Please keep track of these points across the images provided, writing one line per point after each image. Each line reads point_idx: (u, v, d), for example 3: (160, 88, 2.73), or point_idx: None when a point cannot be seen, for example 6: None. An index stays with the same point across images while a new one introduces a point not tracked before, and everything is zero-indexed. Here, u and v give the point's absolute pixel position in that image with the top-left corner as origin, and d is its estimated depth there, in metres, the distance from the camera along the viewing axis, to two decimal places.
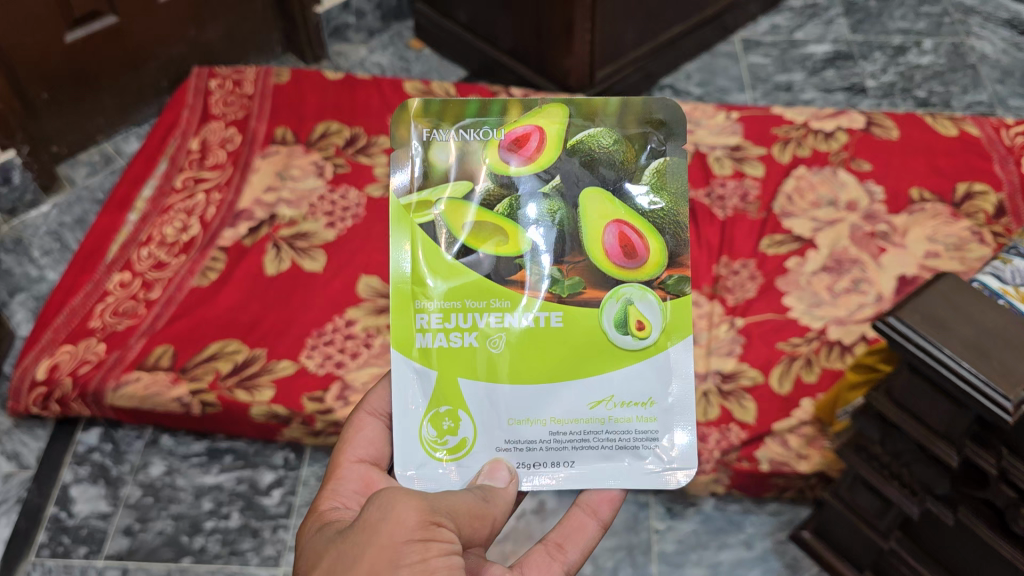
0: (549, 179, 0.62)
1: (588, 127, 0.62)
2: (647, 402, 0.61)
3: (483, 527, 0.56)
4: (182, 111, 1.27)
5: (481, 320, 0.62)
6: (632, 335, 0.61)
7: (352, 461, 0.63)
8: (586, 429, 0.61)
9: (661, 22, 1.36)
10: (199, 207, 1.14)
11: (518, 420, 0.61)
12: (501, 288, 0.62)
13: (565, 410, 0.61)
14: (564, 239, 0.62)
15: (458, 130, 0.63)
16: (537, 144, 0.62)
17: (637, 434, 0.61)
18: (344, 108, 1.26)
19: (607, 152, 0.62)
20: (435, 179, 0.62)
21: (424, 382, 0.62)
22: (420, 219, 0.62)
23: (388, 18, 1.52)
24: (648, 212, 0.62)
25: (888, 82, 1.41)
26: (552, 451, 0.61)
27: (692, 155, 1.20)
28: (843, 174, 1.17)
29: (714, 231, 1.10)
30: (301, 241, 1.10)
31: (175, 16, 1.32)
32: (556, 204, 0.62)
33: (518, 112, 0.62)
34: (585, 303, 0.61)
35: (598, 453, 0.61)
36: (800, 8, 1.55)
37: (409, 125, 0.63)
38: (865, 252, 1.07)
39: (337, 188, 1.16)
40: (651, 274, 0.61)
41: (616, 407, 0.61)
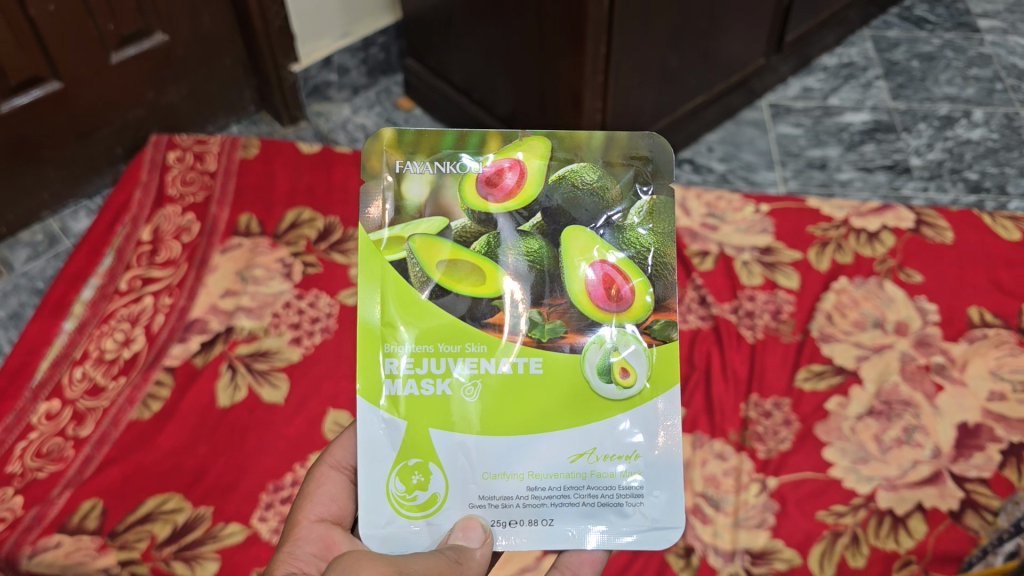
0: (529, 218, 0.59)
1: (571, 162, 0.59)
2: (631, 456, 0.57)
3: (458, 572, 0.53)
4: (135, 191, 1.11)
5: (453, 365, 0.58)
6: (616, 383, 0.58)
7: (310, 520, 0.59)
8: (567, 485, 0.57)
9: (682, 93, 1.20)
10: (146, 315, 0.99)
11: (492, 473, 0.57)
12: (476, 330, 0.58)
13: (544, 464, 0.57)
14: (546, 279, 0.58)
15: (433, 162, 0.59)
16: (515, 179, 0.59)
17: (620, 490, 0.57)
18: (319, 191, 1.11)
19: (590, 189, 0.59)
20: (409, 215, 0.59)
21: (392, 431, 0.58)
22: (391, 256, 0.59)
23: (375, 72, 1.36)
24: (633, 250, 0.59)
25: (935, 160, 1.25)
26: (529, 508, 0.57)
27: (716, 258, 1.05)
28: (890, 287, 1.01)
29: (742, 358, 0.95)
30: (262, 361, 0.95)
31: (130, 78, 1.16)
32: (535, 242, 0.58)
33: (498, 143, 0.60)
34: (566, 348, 0.58)
35: (580, 510, 0.57)
36: (834, 69, 1.39)
37: (384, 154, 0.60)
38: (919, 390, 0.92)
39: (306, 293, 1.01)
40: (639, 318, 0.58)
41: (598, 460, 0.57)
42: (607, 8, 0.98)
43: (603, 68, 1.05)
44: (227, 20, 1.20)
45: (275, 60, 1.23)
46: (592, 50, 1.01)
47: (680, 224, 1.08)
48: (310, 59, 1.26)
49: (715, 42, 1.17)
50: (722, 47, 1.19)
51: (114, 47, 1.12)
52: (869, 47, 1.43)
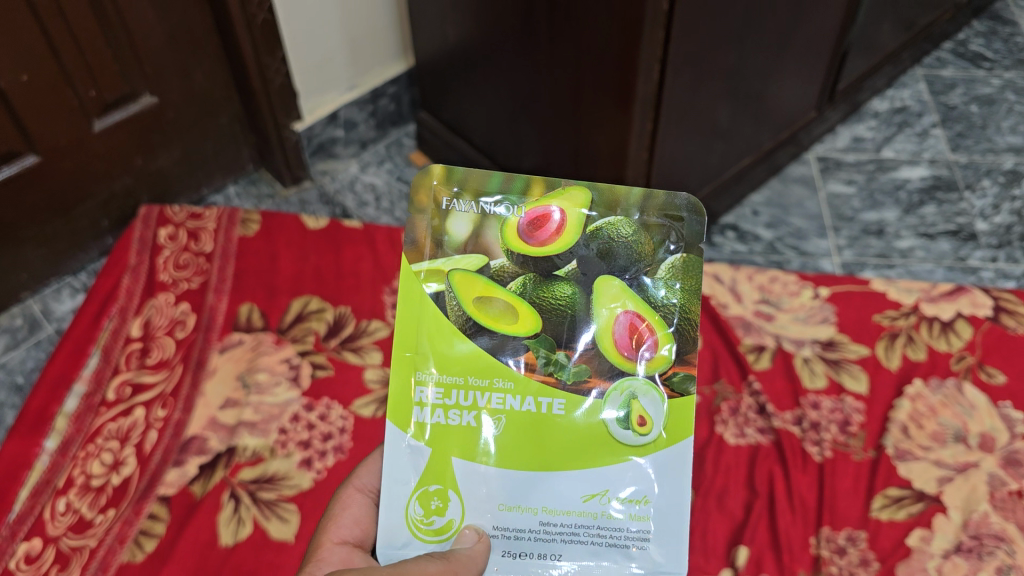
0: (567, 263, 0.56)
1: (609, 215, 0.57)
2: (642, 500, 0.56)
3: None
4: (123, 275, 1.00)
5: (482, 398, 0.56)
6: (632, 430, 0.56)
7: (333, 542, 0.60)
8: (578, 523, 0.55)
9: (728, 156, 1.08)
10: (136, 430, 0.88)
11: (506, 508, 0.55)
12: (505, 367, 0.56)
13: (559, 501, 0.55)
14: (572, 326, 0.56)
15: (479, 202, 0.57)
16: (556, 226, 0.56)
17: (630, 533, 0.55)
18: (328, 275, 1.00)
19: (626, 242, 0.57)
20: (451, 251, 0.57)
21: (416, 458, 0.56)
22: (430, 289, 0.57)
23: (385, 124, 1.24)
24: (659, 303, 0.57)
25: (1003, 224, 1.14)
26: (541, 542, 0.55)
27: (773, 354, 0.94)
28: (971, 390, 0.90)
29: (809, 481, 0.84)
30: (268, 489, 0.84)
31: (116, 146, 1.04)
32: (566, 288, 0.56)
33: (542, 189, 0.57)
34: (588, 393, 0.56)
35: (588, 549, 0.55)
36: (886, 114, 1.28)
37: (432, 189, 0.59)
38: (1011, 522, 0.81)
39: (316, 403, 0.90)
40: (660, 368, 0.56)
41: (611, 501, 0.55)
42: (656, 83, 0.87)
43: (648, 144, 0.94)
44: (222, 77, 1.08)
45: (275, 120, 1.11)
46: (638, 128, 0.90)
47: (732, 312, 0.97)
48: (314, 116, 1.14)
49: (767, 101, 1.05)
50: (773, 106, 1.07)
51: (97, 114, 1.00)
52: (922, 89, 1.31)
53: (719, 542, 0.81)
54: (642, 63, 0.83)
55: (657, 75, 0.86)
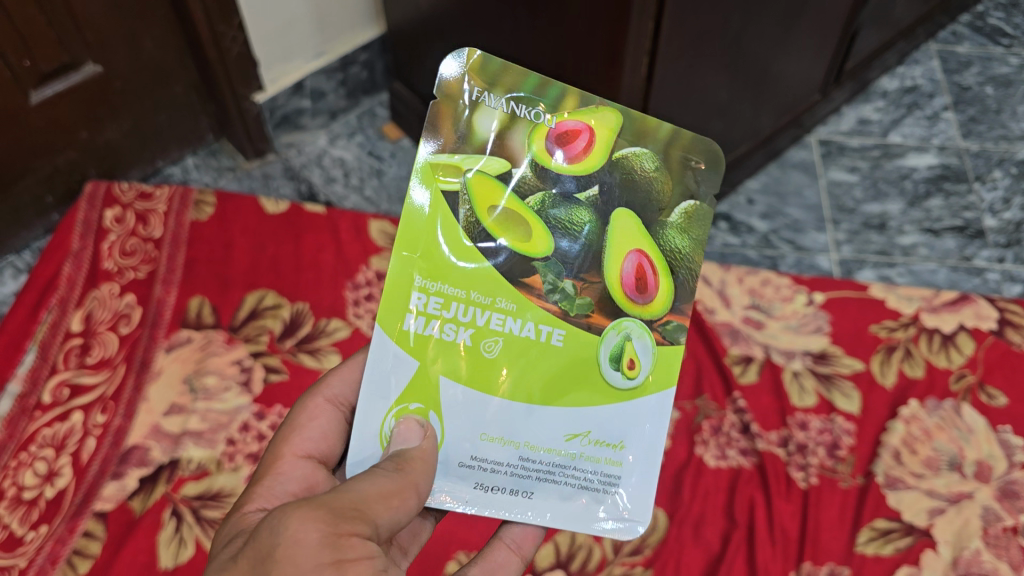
0: (588, 186, 0.50)
1: (634, 144, 0.50)
2: (619, 445, 0.50)
3: (411, 498, 0.44)
4: (64, 262, 0.93)
5: (481, 316, 0.49)
6: (622, 372, 0.50)
7: (296, 455, 0.50)
8: (556, 462, 0.49)
9: (727, 142, 0.99)
10: (73, 437, 0.82)
11: (489, 437, 0.49)
12: (511, 287, 0.49)
13: (541, 436, 0.49)
14: (584, 252, 0.50)
15: (510, 101, 0.49)
16: (587, 144, 0.50)
17: (601, 477, 0.50)
18: (285, 267, 0.93)
19: (647, 177, 0.50)
20: (470, 147, 0.49)
21: (400, 371, 0.49)
22: (444, 185, 0.49)
23: (357, 93, 1.16)
24: (669, 249, 0.51)
25: (1013, 221, 1.07)
26: (515, 478, 0.49)
27: (761, 366, 0.88)
28: (969, 412, 0.84)
29: (794, 511, 0.78)
30: (213, 507, 0.78)
31: (58, 119, 0.96)
32: (584, 213, 0.49)
33: (576, 102, 0.50)
34: (587, 326, 0.50)
35: (560, 491, 0.50)
36: (896, 94, 1.20)
37: (461, 76, 0.49)
38: (1005, 560, 0.75)
39: (268, 411, 0.83)
40: (656, 314, 0.50)
41: (591, 444, 0.50)
42: (644, 76, 0.78)
43: None
44: (175, 43, 0.99)
45: (233, 90, 1.02)
46: None
47: (719, 319, 0.92)
48: (277, 86, 1.05)
49: (771, 85, 0.97)
50: (776, 88, 0.98)
51: (33, 86, 0.91)
52: (936, 67, 1.23)
53: None
54: (629, 58, 0.74)
55: (646, 69, 0.77)
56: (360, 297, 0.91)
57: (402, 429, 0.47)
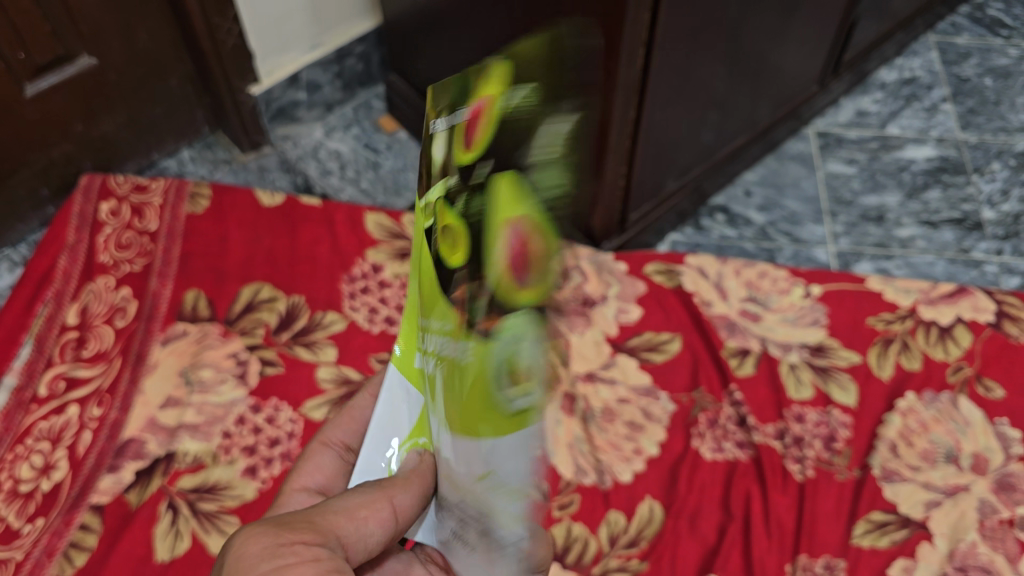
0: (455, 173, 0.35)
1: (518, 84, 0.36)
2: (477, 479, 0.35)
3: (386, 510, 0.42)
4: (60, 255, 0.92)
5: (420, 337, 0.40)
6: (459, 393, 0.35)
7: (295, 490, 0.49)
8: (458, 504, 0.38)
9: (724, 134, 0.99)
10: (69, 431, 0.82)
11: (440, 473, 0.40)
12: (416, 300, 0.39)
13: (442, 472, 0.39)
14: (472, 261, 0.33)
15: None
16: None
17: (472, 513, 0.37)
18: (281, 260, 0.93)
19: (514, 121, 0.34)
20: None
21: (411, 405, 0.43)
22: None
23: (353, 85, 1.15)
24: (475, 214, 0.32)
25: (1011, 213, 1.06)
26: (457, 517, 0.40)
27: (758, 359, 0.88)
28: (966, 404, 0.84)
29: (791, 503, 0.78)
30: (209, 500, 0.78)
31: (52, 112, 0.95)
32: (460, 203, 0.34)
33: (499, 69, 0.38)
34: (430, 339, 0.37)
35: (476, 535, 0.39)
36: (894, 86, 1.19)
37: None
38: (1001, 553, 0.75)
39: (264, 404, 0.83)
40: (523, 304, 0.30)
41: (467, 486, 0.36)
42: (641, 68, 0.77)
43: (631, 133, 0.84)
44: (170, 36, 0.98)
45: (229, 83, 1.02)
46: (619, 116, 0.80)
47: (716, 311, 0.92)
48: (272, 78, 1.05)
49: (768, 77, 0.96)
50: (774, 80, 0.98)
51: (27, 78, 0.91)
52: (935, 58, 1.23)
53: (687, 569, 0.75)
54: (625, 50, 0.74)
55: (642, 61, 0.77)
56: (355, 289, 0.91)
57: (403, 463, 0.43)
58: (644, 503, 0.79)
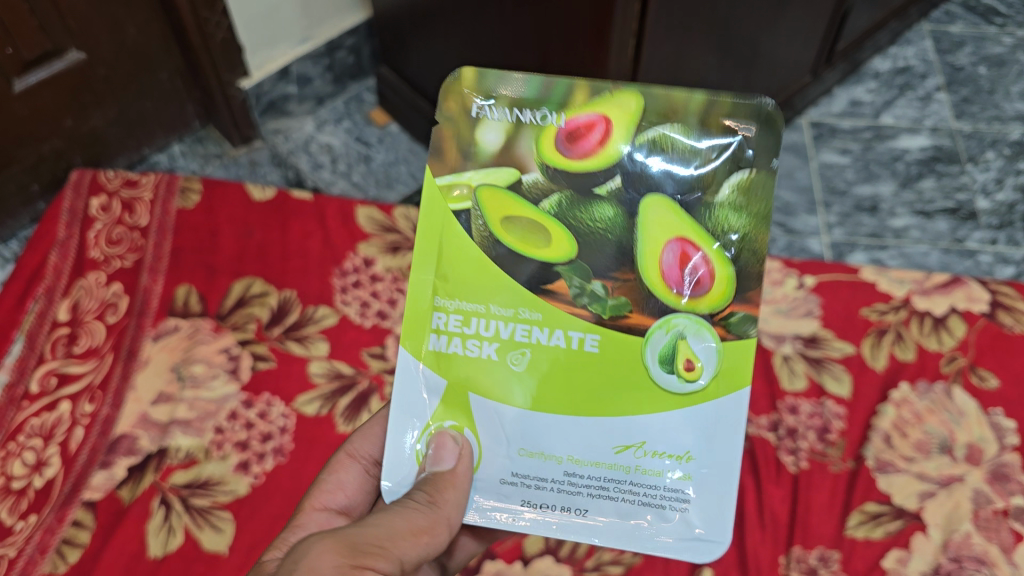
0: (607, 179, 0.48)
1: (660, 124, 0.47)
2: (683, 456, 0.48)
3: (441, 533, 0.46)
4: (51, 251, 0.92)
5: (504, 329, 0.49)
6: (678, 374, 0.48)
7: (315, 507, 0.53)
8: (608, 477, 0.48)
9: None
10: (61, 427, 0.81)
11: (524, 450, 0.48)
12: (530, 295, 0.48)
13: (587, 449, 0.48)
14: (611, 252, 0.48)
15: (513, 109, 0.48)
16: (601, 137, 0.48)
17: (662, 491, 0.48)
18: (273, 254, 0.93)
19: (602, 225, 0.48)
20: (479, 164, 0.49)
21: (430, 389, 0.49)
22: (454, 207, 0.49)
23: (343, 78, 1.15)
24: (584, 221, 0.48)
25: (1006, 202, 1.06)
26: (563, 494, 0.48)
27: (751, 351, 0.88)
28: (960, 395, 0.84)
29: (784, 494, 0.78)
30: (201, 495, 0.77)
31: (40, 107, 0.95)
32: (607, 209, 0.48)
33: (585, 95, 0.48)
34: (626, 327, 0.48)
35: (617, 509, 0.48)
36: (888, 75, 1.19)
37: (456, 96, 0.49)
38: (995, 543, 0.75)
39: (256, 399, 0.83)
40: (716, 306, 0.47)
41: (646, 455, 0.48)
42: (631, 58, 0.77)
43: None
44: (160, 30, 0.98)
45: (219, 77, 1.01)
46: None
47: None
48: (262, 72, 1.04)
49: (761, 67, 0.96)
50: (766, 70, 0.97)
51: (16, 74, 0.90)
52: (928, 47, 1.22)
53: (682, 561, 0.75)
54: (615, 42, 0.73)
55: (632, 51, 0.76)
56: (347, 283, 0.91)
57: (438, 447, 0.48)
58: None
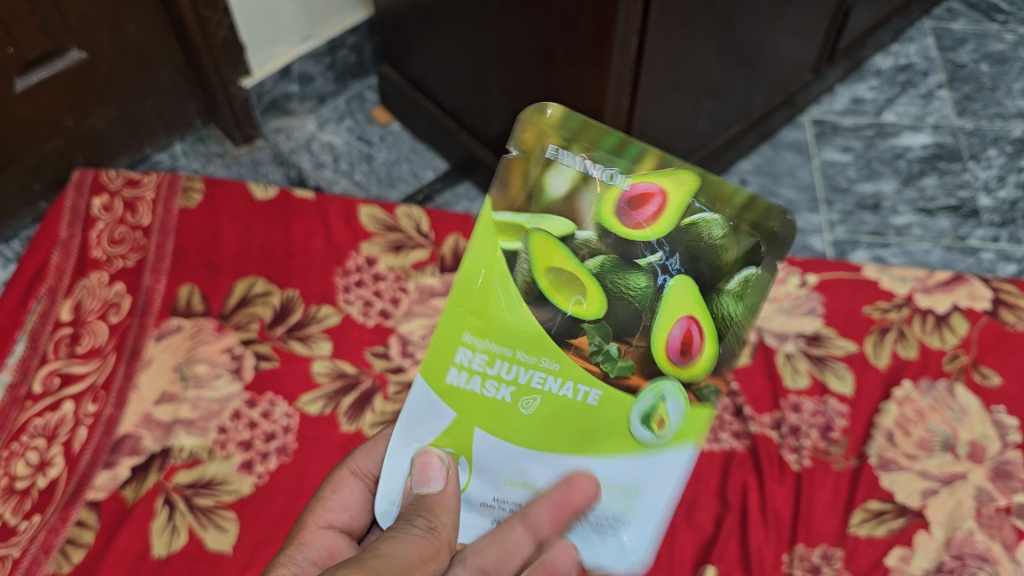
0: (650, 253, 0.45)
1: (706, 210, 0.46)
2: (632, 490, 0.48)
3: (443, 556, 0.45)
4: (53, 250, 0.92)
5: (524, 374, 0.46)
6: (650, 431, 0.46)
7: (319, 526, 0.52)
8: None
9: (720, 122, 0.99)
10: (65, 427, 0.81)
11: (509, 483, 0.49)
12: (558, 347, 0.46)
13: None
14: (633, 320, 0.45)
15: (586, 159, 0.46)
16: (656, 210, 0.45)
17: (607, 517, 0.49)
18: (275, 254, 0.93)
19: (635, 295, 0.45)
20: (538, 206, 0.46)
21: (434, 415, 0.48)
22: (506, 245, 0.46)
23: (345, 77, 1.14)
24: (617, 288, 0.45)
25: (1008, 200, 1.06)
26: None
27: (754, 349, 0.88)
28: (962, 392, 0.84)
29: (787, 493, 0.78)
30: (205, 495, 0.77)
31: (42, 107, 0.95)
32: (642, 279, 0.45)
33: (652, 165, 0.46)
34: (627, 388, 0.46)
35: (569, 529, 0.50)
36: (890, 73, 1.19)
37: (535, 131, 0.48)
38: (997, 541, 0.75)
39: (259, 399, 0.83)
40: (694, 379, 0.46)
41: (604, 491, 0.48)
42: (634, 57, 0.77)
43: (625, 122, 0.84)
44: (161, 28, 0.98)
45: (220, 76, 1.01)
46: (613, 104, 0.80)
47: None
48: (264, 71, 1.04)
49: (763, 64, 0.96)
50: (768, 68, 0.97)
51: (17, 73, 0.90)
52: (931, 44, 1.22)
53: (685, 559, 0.75)
54: (618, 41, 0.73)
55: (635, 49, 0.76)
56: (350, 283, 0.91)
57: (424, 466, 0.47)
58: None
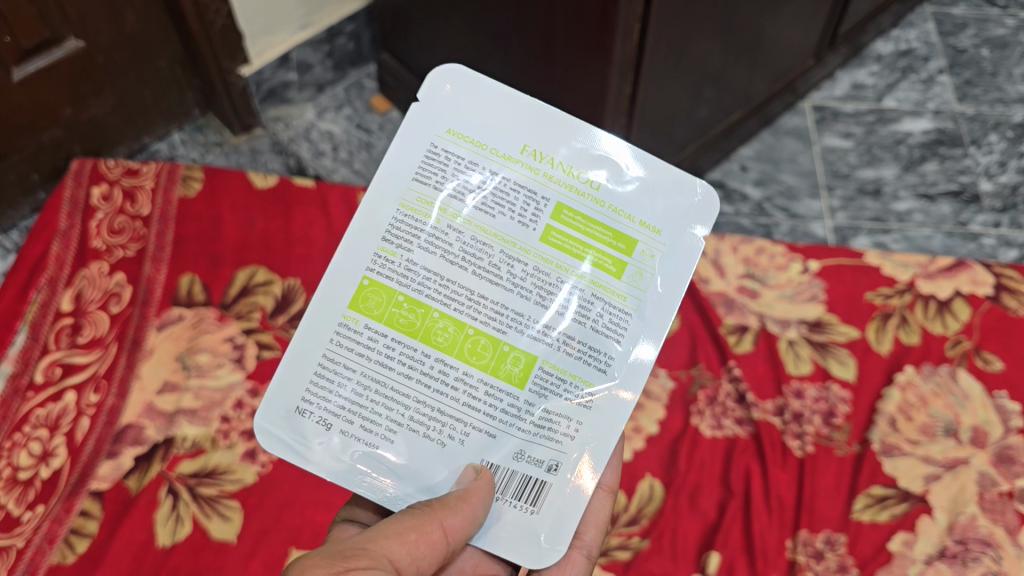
0: (446, 193, 0.49)
1: (453, 147, 0.50)
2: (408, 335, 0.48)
3: None
4: (53, 240, 0.91)
5: (481, 362, 0.48)
6: (400, 297, 0.48)
7: None
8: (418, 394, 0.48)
9: (720, 110, 0.99)
10: (67, 417, 0.81)
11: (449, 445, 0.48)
12: (481, 332, 0.48)
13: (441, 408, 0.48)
14: (457, 237, 0.49)
15: (471, 167, 0.50)
16: (436, 165, 0.50)
17: (366, 352, 0.48)
18: (276, 243, 0.93)
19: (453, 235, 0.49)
20: (480, 220, 0.49)
21: (419, 456, 0.48)
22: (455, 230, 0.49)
23: (343, 65, 1.14)
24: (479, 252, 0.48)
25: (1009, 185, 1.06)
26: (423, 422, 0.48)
27: (757, 336, 0.88)
28: (965, 377, 0.84)
29: (790, 479, 0.78)
30: (209, 485, 0.78)
31: (38, 97, 0.94)
32: (450, 216, 0.49)
33: (460, 140, 0.50)
34: (451, 264, 0.48)
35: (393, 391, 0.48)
36: (890, 58, 1.18)
37: (464, 151, 0.50)
38: (1000, 525, 0.76)
39: (262, 388, 0.83)
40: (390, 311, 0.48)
41: (406, 367, 0.48)
42: (636, 43, 0.76)
43: (626, 110, 0.84)
44: (159, 18, 0.97)
45: (218, 65, 1.00)
46: (616, 91, 0.80)
47: (715, 288, 0.91)
48: (263, 59, 1.04)
49: (764, 51, 0.96)
50: (770, 54, 0.97)
51: (14, 62, 0.89)
52: (931, 29, 1.22)
53: (689, 546, 0.75)
54: (620, 28, 0.73)
55: (637, 35, 0.76)
56: None
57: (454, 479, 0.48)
58: (645, 481, 0.79)
